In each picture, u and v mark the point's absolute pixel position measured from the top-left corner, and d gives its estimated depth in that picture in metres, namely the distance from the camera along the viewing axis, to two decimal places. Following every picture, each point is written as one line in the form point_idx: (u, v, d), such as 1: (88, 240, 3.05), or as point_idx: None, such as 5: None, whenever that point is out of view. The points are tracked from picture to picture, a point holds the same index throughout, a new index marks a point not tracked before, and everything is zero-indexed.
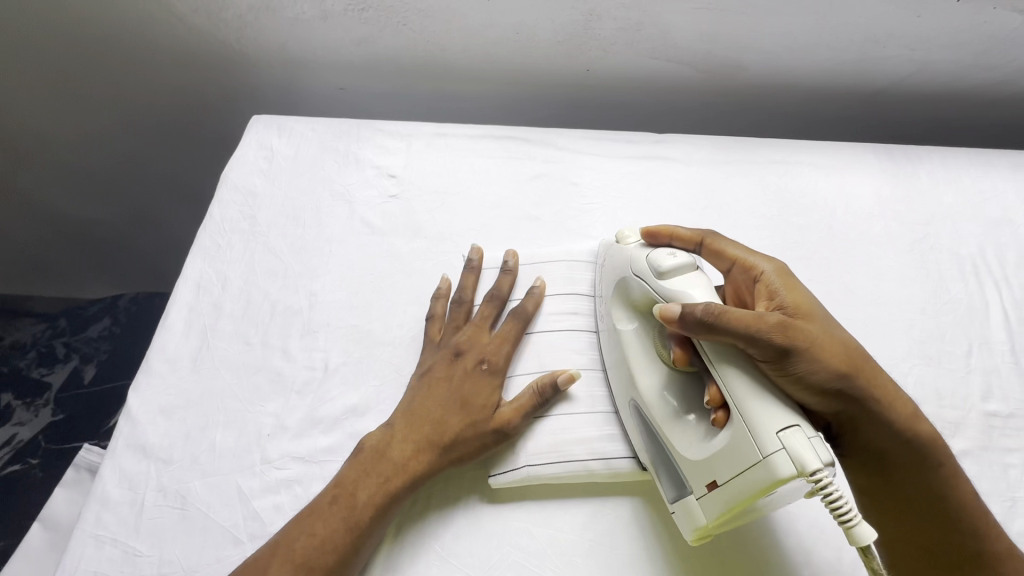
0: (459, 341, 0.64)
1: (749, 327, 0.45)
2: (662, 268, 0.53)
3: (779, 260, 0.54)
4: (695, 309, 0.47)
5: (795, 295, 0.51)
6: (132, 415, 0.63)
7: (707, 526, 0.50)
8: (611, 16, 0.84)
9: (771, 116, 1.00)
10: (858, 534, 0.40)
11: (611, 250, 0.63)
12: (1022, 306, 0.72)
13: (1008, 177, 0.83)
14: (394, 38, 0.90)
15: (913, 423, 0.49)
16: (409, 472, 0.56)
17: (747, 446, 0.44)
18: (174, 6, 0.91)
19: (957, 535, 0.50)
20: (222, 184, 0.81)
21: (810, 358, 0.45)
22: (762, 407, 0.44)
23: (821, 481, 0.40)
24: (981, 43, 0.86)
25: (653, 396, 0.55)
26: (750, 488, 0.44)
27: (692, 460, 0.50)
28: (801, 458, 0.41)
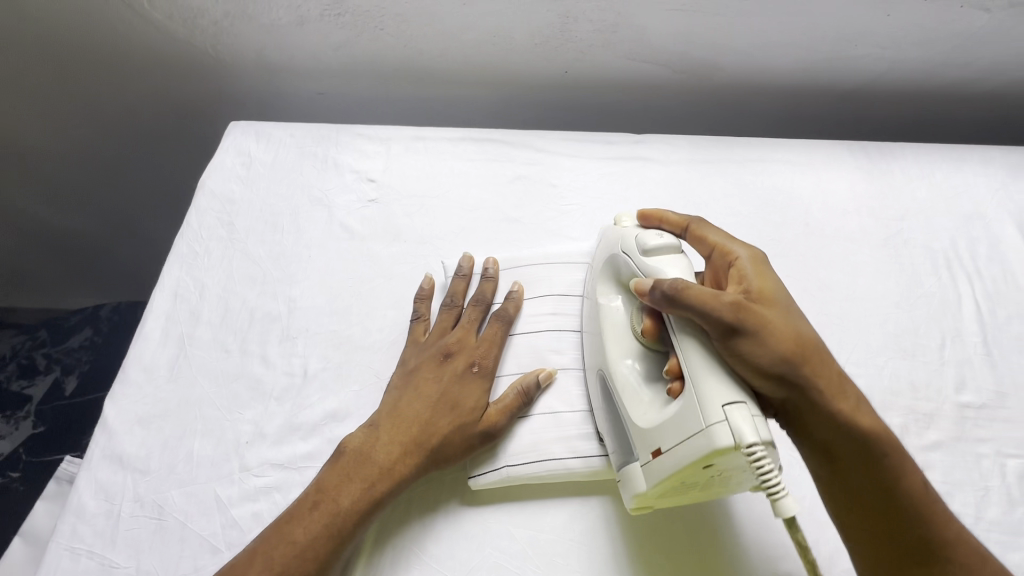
0: (448, 342, 0.63)
1: (703, 302, 0.46)
2: (647, 244, 0.55)
3: (755, 249, 0.54)
4: (662, 283, 0.49)
5: (761, 282, 0.51)
6: (108, 426, 0.62)
7: (645, 495, 0.49)
8: (587, 18, 0.84)
9: (749, 115, 1.01)
10: (783, 506, 0.41)
11: (605, 233, 0.64)
12: (994, 299, 0.73)
13: (980, 172, 0.84)
14: (372, 43, 0.90)
15: (861, 414, 0.48)
16: (393, 477, 0.54)
17: (692, 415, 0.45)
18: (149, 13, 0.90)
19: (904, 528, 0.47)
20: (199, 191, 0.80)
21: (757, 340, 0.46)
22: (712, 379, 0.45)
23: (755, 454, 0.41)
24: (951, 40, 0.87)
25: (620, 368, 0.56)
26: (687, 456, 0.44)
27: (642, 428, 0.50)
28: (740, 430, 0.42)
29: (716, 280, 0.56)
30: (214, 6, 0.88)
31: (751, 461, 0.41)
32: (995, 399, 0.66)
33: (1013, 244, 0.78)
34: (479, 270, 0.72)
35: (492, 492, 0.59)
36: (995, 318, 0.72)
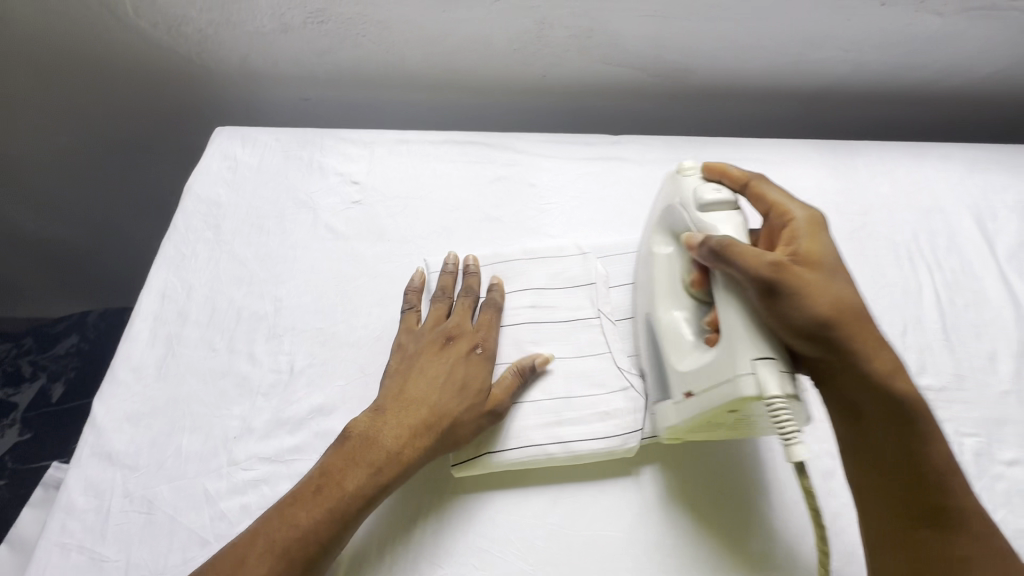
0: (447, 329, 0.65)
1: (744, 261, 0.51)
2: (704, 199, 0.58)
3: (814, 211, 0.57)
4: (711, 239, 0.54)
5: (811, 244, 0.54)
6: (97, 424, 0.64)
7: (677, 427, 0.57)
8: (563, 25, 0.88)
9: (722, 117, 1.05)
10: (793, 452, 0.48)
11: (666, 183, 0.65)
12: (952, 288, 0.77)
13: (938, 168, 0.88)
14: (355, 49, 0.93)
15: (893, 378, 0.51)
16: (400, 460, 0.56)
17: (724, 365, 0.50)
18: (135, 21, 0.92)
19: (924, 492, 0.50)
20: (186, 195, 0.82)
21: (795, 299, 0.49)
22: (747, 334, 0.50)
23: (774, 405, 0.47)
24: (910, 43, 0.91)
25: (665, 317, 0.60)
26: (717, 400, 0.51)
27: (679, 370, 0.57)
28: (765, 384, 0.48)
29: (771, 239, 0.59)
30: (199, 14, 0.90)
31: (770, 411, 0.48)
32: (953, 382, 0.69)
33: (971, 236, 0.82)
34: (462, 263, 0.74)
35: (475, 480, 0.61)
36: (953, 306, 0.75)
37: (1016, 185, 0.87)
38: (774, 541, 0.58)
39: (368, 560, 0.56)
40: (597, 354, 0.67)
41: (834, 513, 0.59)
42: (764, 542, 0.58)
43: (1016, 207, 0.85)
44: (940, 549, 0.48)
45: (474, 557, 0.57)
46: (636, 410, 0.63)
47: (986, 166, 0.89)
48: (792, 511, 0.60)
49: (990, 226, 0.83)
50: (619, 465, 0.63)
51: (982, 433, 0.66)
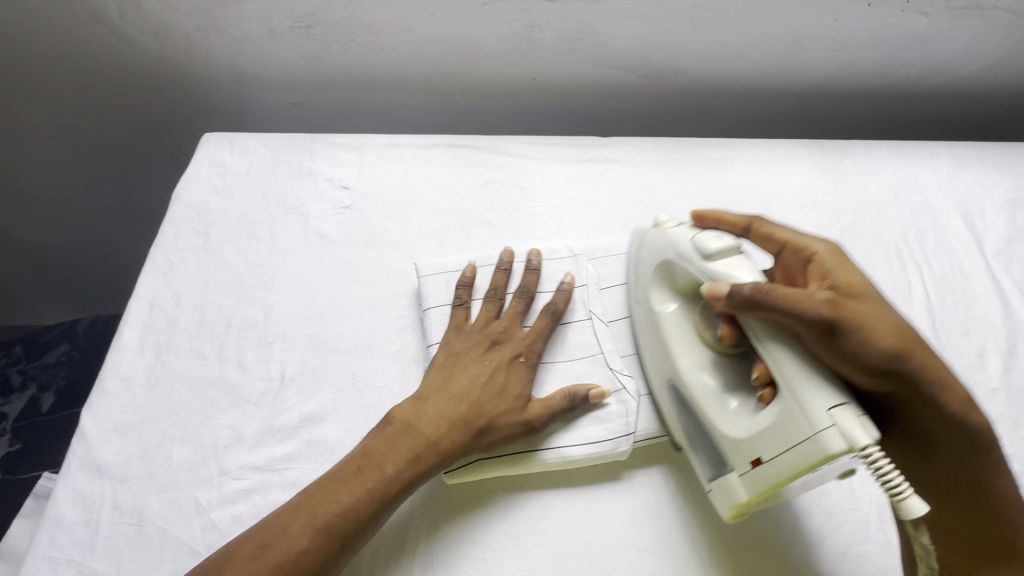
0: (495, 331, 0.65)
1: (798, 303, 0.48)
2: (709, 248, 0.57)
3: (832, 242, 0.56)
4: (744, 288, 0.51)
5: (848, 276, 0.53)
6: (86, 436, 0.63)
7: (747, 501, 0.53)
8: (552, 27, 0.88)
9: (711, 118, 1.05)
10: (908, 508, 0.45)
11: (648, 235, 0.68)
12: (941, 286, 0.77)
13: (926, 167, 0.89)
14: (343, 53, 0.92)
15: (965, 409, 0.52)
16: (440, 450, 0.56)
17: (798, 423, 0.48)
18: (121, 28, 0.91)
19: (990, 524, 0.53)
20: (174, 202, 0.81)
21: (862, 336, 0.48)
22: (812, 386, 0.48)
23: (870, 455, 0.45)
24: (897, 42, 0.92)
25: (695, 377, 0.59)
26: (799, 462, 0.48)
27: (737, 438, 0.54)
28: (852, 434, 0.45)
29: (790, 275, 0.59)
30: (185, 20, 0.89)
31: (870, 462, 0.45)
32: None
33: (959, 233, 0.82)
34: (524, 262, 0.73)
35: (469, 485, 0.61)
36: (942, 304, 0.76)
37: (1003, 183, 0.87)
38: (765, 542, 0.59)
39: (360, 568, 0.56)
40: (588, 357, 0.67)
41: (824, 513, 0.60)
42: (756, 545, 0.59)
43: (1003, 205, 0.85)
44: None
45: (467, 563, 0.56)
46: (627, 413, 0.63)
47: (974, 163, 0.89)
48: (782, 513, 0.60)
49: (978, 224, 0.83)
50: (612, 468, 0.63)
51: None
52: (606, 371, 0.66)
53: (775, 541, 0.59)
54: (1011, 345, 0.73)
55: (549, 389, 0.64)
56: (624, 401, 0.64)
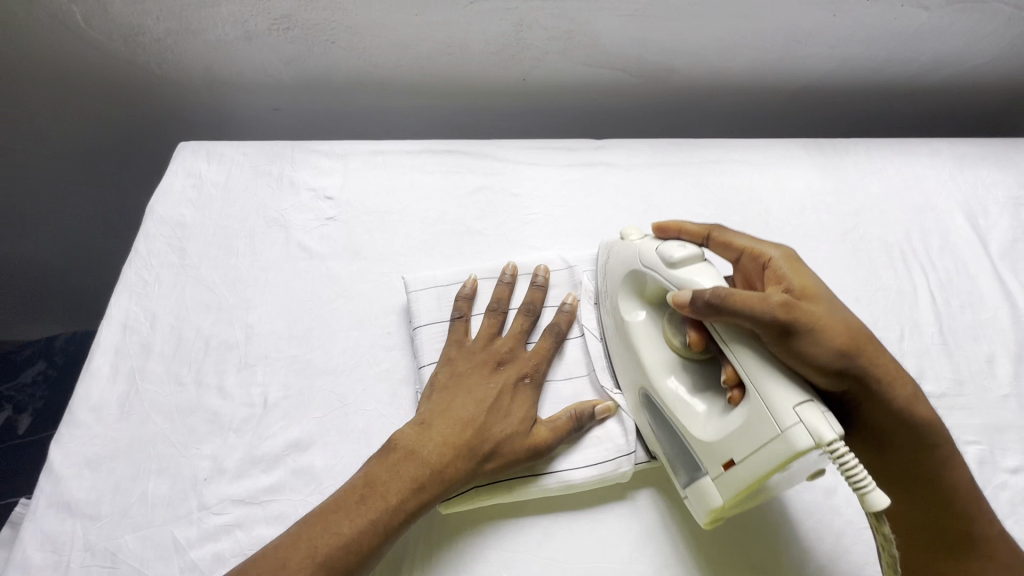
0: (499, 350, 0.62)
1: (754, 305, 0.47)
2: (674, 257, 0.54)
3: (787, 247, 0.56)
4: (704, 292, 0.49)
5: (802, 279, 0.53)
6: (54, 471, 0.59)
7: (722, 507, 0.50)
8: (542, 26, 0.84)
9: (707, 117, 1.03)
10: (871, 501, 0.42)
11: (614, 248, 0.65)
12: (947, 288, 0.75)
13: (929, 166, 0.86)
14: (324, 56, 0.88)
15: (916, 404, 0.51)
16: (445, 478, 0.53)
17: (765, 422, 0.46)
18: (87, 32, 0.87)
19: (948, 521, 0.52)
20: (148, 217, 0.77)
21: (813, 338, 0.46)
22: (777, 384, 0.46)
23: (837, 450, 0.43)
24: (895, 38, 0.89)
25: (667, 385, 0.55)
26: (768, 462, 0.45)
27: (706, 441, 0.51)
28: (819, 430, 0.43)
29: (751, 281, 0.59)
30: (155, 23, 0.84)
31: (836, 458, 0.43)
32: (953, 387, 0.67)
33: (964, 234, 0.80)
34: (529, 276, 0.70)
35: (464, 514, 0.58)
36: (948, 307, 0.74)
37: (1006, 180, 0.85)
38: (774, 566, 0.56)
39: None
40: (585, 373, 0.64)
41: (835, 531, 0.58)
42: (768, 569, 0.56)
43: (1007, 203, 0.83)
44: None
45: None
46: (626, 431, 0.60)
47: (976, 161, 0.87)
48: (793, 534, 0.58)
49: (983, 223, 0.81)
50: (612, 490, 0.60)
51: (985, 440, 0.64)
52: (601, 389, 0.63)
53: (785, 564, 0.56)
54: (1019, 349, 0.71)
55: (554, 410, 0.61)
56: (622, 419, 0.61)
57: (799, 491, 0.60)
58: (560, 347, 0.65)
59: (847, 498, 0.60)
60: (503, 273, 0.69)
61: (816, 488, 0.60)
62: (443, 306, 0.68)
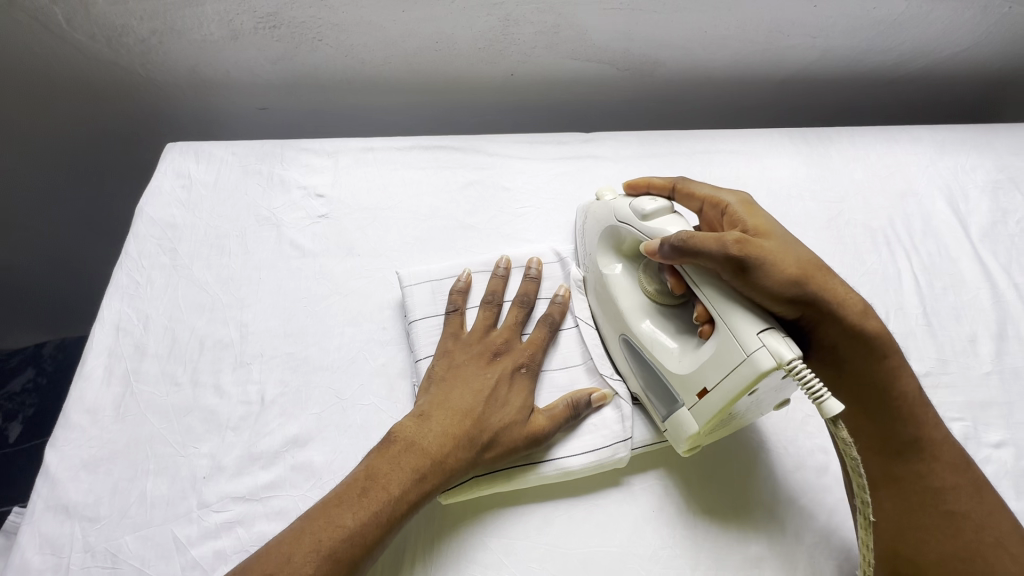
0: (495, 342, 0.63)
1: (709, 246, 0.53)
2: (645, 210, 0.61)
3: (743, 193, 0.62)
4: (669, 238, 0.55)
5: (756, 219, 0.59)
6: (50, 474, 0.59)
7: (698, 434, 0.55)
8: (528, 20, 0.85)
9: (693, 110, 1.04)
10: (827, 408, 0.46)
11: (591, 209, 0.71)
12: (930, 272, 0.77)
13: (910, 151, 0.88)
14: (311, 55, 0.88)
15: (866, 319, 0.56)
16: (445, 468, 0.54)
17: (732, 349, 0.51)
18: (68, 33, 0.86)
19: (897, 425, 0.55)
20: (137, 219, 0.77)
21: (763, 269, 0.52)
22: (741, 316, 0.51)
23: (795, 368, 0.48)
24: (874, 28, 0.91)
25: (644, 328, 0.60)
26: (737, 385, 0.50)
27: (681, 375, 0.56)
28: (779, 351, 0.48)
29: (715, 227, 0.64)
30: (138, 23, 0.84)
31: (794, 375, 0.48)
32: (937, 366, 0.69)
33: (944, 218, 0.82)
34: (523, 268, 0.70)
35: (463, 503, 0.58)
36: (932, 289, 0.75)
37: (985, 165, 0.87)
38: (769, 544, 0.57)
39: None
40: (582, 363, 0.65)
41: (828, 508, 0.59)
42: (764, 549, 0.57)
43: (986, 186, 0.85)
44: (917, 477, 0.54)
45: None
46: (623, 418, 0.61)
47: (956, 146, 0.89)
48: (786, 512, 0.59)
49: (963, 207, 0.83)
50: (610, 476, 0.61)
51: (969, 416, 0.66)
52: (598, 376, 0.64)
53: (780, 542, 0.57)
54: (1001, 329, 0.73)
55: (550, 400, 0.62)
56: (619, 406, 0.62)
57: (792, 471, 0.61)
58: (554, 338, 0.65)
59: (839, 478, 0.61)
60: (496, 265, 0.69)
61: (808, 467, 0.62)
62: (437, 300, 0.68)
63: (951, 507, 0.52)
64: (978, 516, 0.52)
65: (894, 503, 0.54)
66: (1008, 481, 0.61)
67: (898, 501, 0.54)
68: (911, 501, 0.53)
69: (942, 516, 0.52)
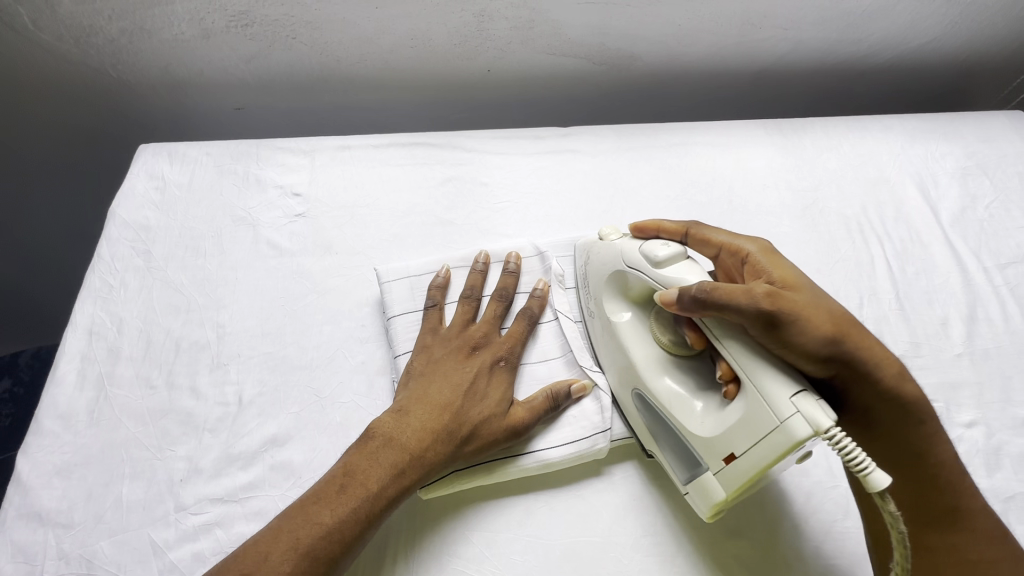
0: (473, 336, 0.62)
1: (737, 299, 0.50)
2: (658, 256, 0.57)
3: (762, 240, 0.59)
4: (690, 288, 0.52)
5: (781, 271, 0.56)
6: (23, 482, 0.58)
7: (723, 501, 0.52)
8: (502, 16, 0.85)
9: (670, 101, 1.05)
10: (873, 482, 0.43)
11: (593, 249, 0.67)
12: (902, 257, 0.78)
13: (882, 140, 0.90)
14: (285, 53, 0.88)
15: (901, 381, 0.53)
16: (424, 463, 0.54)
17: (763, 413, 0.48)
18: (35, 34, 0.84)
19: (932, 492, 0.53)
20: (108, 220, 0.75)
21: (797, 327, 0.50)
22: (772, 376, 0.48)
23: (834, 437, 0.44)
24: (843, 20, 0.93)
25: (662, 384, 0.57)
26: (770, 453, 0.47)
27: (706, 437, 0.52)
28: (816, 419, 0.45)
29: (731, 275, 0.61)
30: (108, 23, 0.82)
31: (835, 445, 0.44)
32: (910, 350, 0.70)
33: (915, 204, 0.84)
34: (502, 263, 0.70)
35: (445, 498, 0.58)
36: (905, 275, 0.77)
37: (954, 152, 0.89)
38: (751, 531, 0.58)
39: None
40: (561, 355, 0.65)
41: (806, 491, 0.60)
42: (745, 535, 0.58)
43: (955, 173, 0.87)
44: (950, 550, 0.52)
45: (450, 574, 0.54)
46: (602, 409, 0.62)
47: (926, 134, 0.90)
48: (766, 499, 0.60)
49: (933, 193, 0.85)
50: (591, 466, 0.61)
51: (941, 397, 0.67)
52: (577, 368, 0.64)
53: (762, 529, 0.58)
54: (971, 311, 0.74)
55: (530, 392, 0.62)
56: (598, 397, 0.62)
57: None
58: (533, 331, 0.65)
59: (816, 461, 0.62)
60: (475, 260, 0.69)
61: None
62: (416, 296, 0.68)
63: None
64: None
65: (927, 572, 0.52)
66: (979, 460, 0.63)
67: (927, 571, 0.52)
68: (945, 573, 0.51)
69: None
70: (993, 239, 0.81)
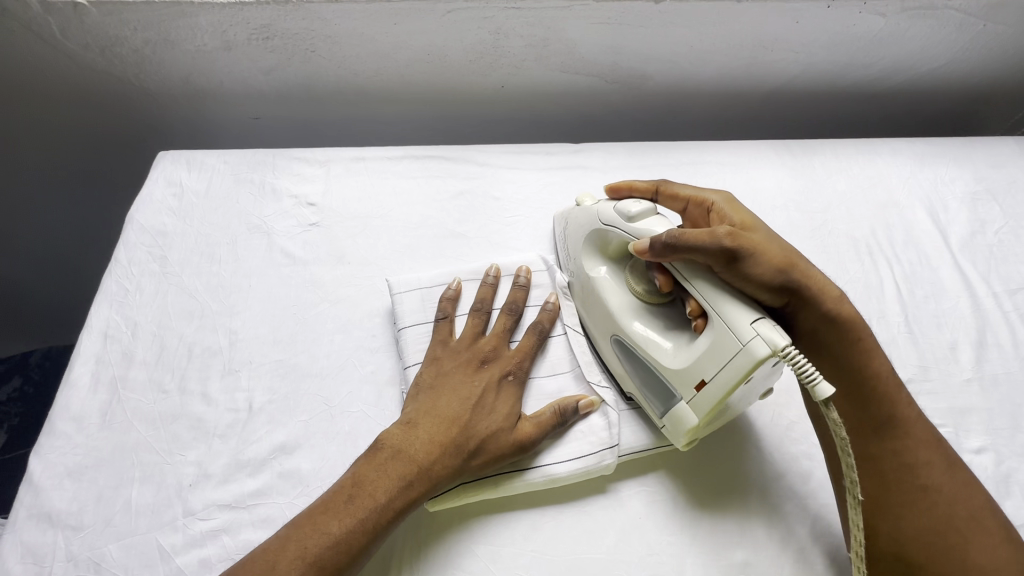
0: (482, 349, 0.63)
1: (703, 241, 0.54)
2: (631, 212, 0.61)
3: (726, 191, 0.64)
4: (661, 237, 0.56)
5: (741, 215, 0.60)
6: (34, 482, 0.58)
7: (697, 426, 0.56)
8: (517, 34, 0.86)
9: (680, 121, 1.06)
10: (820, 391, 0.47)
11: (571, 214, 0.71)
12: (912, 280, 0.79)
13: (891, 163, 0.90)
14: (303, 66, 0.89)
15: (844, 306, 0.57)
16: (432, 475, 0.54)
17: (727, 339, 0.52)
18: (62, 44, 0.86)
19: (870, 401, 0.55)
20: (127, 226, 0.77)
21: (755, 260, 0.54)
22: (733, 305, 0.53)
23: (789, 354, 0.49)
24: (853, 44, 0.94)
25: (636, 328, 0.61)
26: (735, 375, 0.51)
27: (677, 370, 0.56)
28: (773, 338, 0.50)
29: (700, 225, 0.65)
30: (132, 34, 0.84)
31: (790, 360, 0.48)
32: (919, 373, 0.70)
33: (925, 228, 0.84)
34: (512, 276, 0.71)
35: (453, 510, 0.58)
36: (913, 297, 0.77)
37: (964, 176, 0.89)
38: (757, 551, 0.58)
39: None
40: (569, 369, 0.66)
41: (813, 513, 0.60)
42: (752, 556, 0.57)
43: (965, 198, 0.87)
44: (890, 454, 0.53)
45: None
46: (610, 425, 0.62)
47: (935, 159, 0.91)
48: (772, 519, 0.59)
49: (943, 218, 0.85)
50: (597, 482, 0.61)
51: (950, 422, 0.67)
52: (585, 383, 0.65)
53: (767, 551, 0.58)
54: (981, 336, 0.74)
55: (538, 407, 0.63)
56: (606, 413, 0.62)
57: (778, 478, 0.62)
58: (543, 345, 0.66)
59: (823, 482, 0.62)
60: (486, 272, 0.70)
61: (794, 472, 0.62)
62: (427, 308, 0.69)
63: (924, 482, 0.52)
64: (949, 488, 0.52)
65: (875, 481, 0.53)
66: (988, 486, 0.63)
67: (876, 477, 0.53)
68: (889, 478, 0.53)
69: (919, 491, 0.52)
70: (1002, 264, 0.81)
